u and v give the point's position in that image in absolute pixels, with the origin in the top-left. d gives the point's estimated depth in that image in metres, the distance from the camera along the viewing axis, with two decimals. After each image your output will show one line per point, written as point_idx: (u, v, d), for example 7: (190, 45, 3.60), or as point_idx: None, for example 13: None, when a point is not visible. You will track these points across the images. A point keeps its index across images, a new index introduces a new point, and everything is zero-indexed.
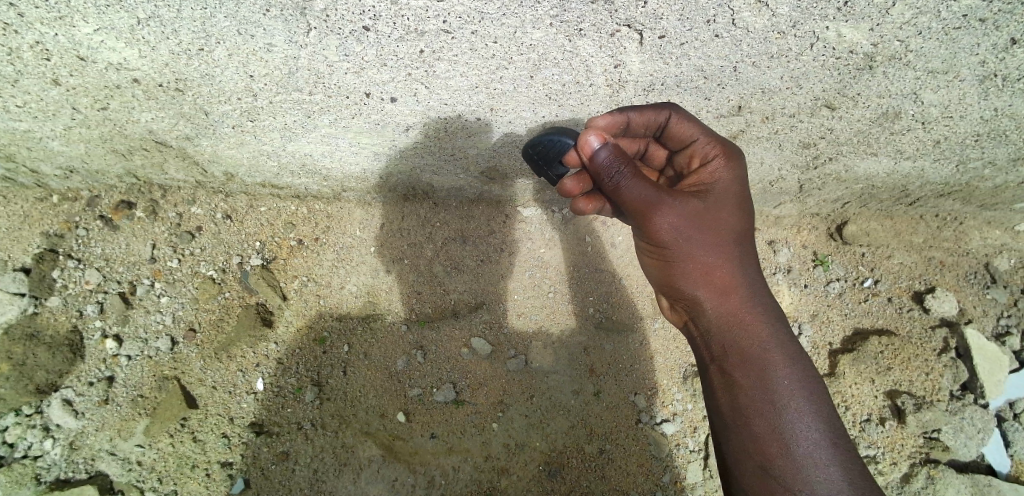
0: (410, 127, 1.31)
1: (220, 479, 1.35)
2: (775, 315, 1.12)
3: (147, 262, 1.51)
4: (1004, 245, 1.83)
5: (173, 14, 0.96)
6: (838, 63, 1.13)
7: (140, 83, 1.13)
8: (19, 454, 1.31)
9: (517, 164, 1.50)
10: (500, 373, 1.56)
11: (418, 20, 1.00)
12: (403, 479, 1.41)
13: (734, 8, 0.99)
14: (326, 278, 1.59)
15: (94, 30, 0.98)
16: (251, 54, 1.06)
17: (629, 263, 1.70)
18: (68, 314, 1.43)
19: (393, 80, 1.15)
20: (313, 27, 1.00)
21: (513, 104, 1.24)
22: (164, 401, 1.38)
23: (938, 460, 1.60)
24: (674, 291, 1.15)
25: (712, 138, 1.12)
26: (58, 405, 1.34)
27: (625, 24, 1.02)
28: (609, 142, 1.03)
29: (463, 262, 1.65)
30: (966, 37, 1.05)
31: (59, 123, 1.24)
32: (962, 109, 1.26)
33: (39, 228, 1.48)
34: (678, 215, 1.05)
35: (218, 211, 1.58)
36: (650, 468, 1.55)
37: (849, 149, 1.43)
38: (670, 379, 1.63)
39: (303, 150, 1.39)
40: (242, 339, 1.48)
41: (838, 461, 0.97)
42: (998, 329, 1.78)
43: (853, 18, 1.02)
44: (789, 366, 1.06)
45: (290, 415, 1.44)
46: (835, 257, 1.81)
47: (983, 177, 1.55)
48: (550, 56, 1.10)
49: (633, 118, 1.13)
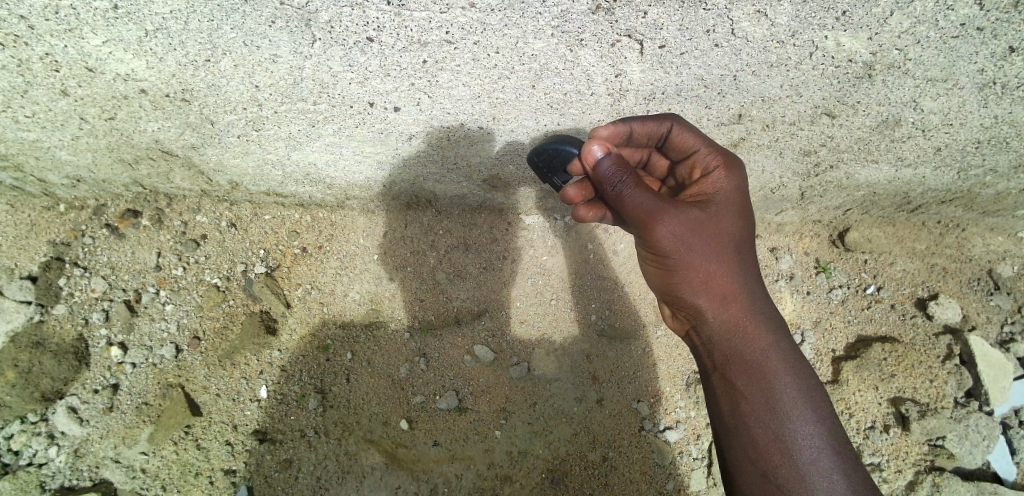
0: (413, 135, 1.32)
1: (222, 487, 1.35)
2: (777, 324, 1.12)
3: (152, 270, 1.53)
4: (1007, 251, 1.82)
5: (180, 26, 0.97)
6: (837, 71, 1.14)
7: (147, 93, 1.14)
8: (24, 461, 1.32)
9: (519, 173, 1.51)
10: (502, 380, 1.56)
11: (421, 31, 1.01)
12: (406, 487, 1.41)
13: (733, 18, 1.00)
14: (329, 286, 1.60)
15: (103, 41, 1.00)
16: (256, 65, 1.07)
17: (631, 270, 1.71)
18: (74, 321, 1.44)
19: (396, 90, 1.16)
20: (317, 38, 1.02)
21: (515, 113, 1.25)
22: (168, 408, 1.39)
23: (944, 468, 1.59)
24: (676, 299, 1.15)
25: (713, 149, 1.13)
26: (63, 412, 1.35)
27: (625, 34, 1.04)
28: (612, 153, 1.05)
29: (465, 269, 1.66)
30: (964, 45, 1.06)
31: (67, 133, 1.26)
32: (962, 116, 1.26)
33: (46, 237, 1.49)
34: (679, 224, 1.05)
35: (222, 220, 1.60)
36: (654, 476, 1.54)
37: (850, 156, 1.44)
38: (673, 386, 1.63)
39: (307, 159, 1.41)
40: (246, 347, 1.48)
41: (841, 469, 0.97)
42: (1002, 336, 1.78)
43: (852, 27, 1.03)
44: (791, 375, 1.06)
45: (293, 422, 1.44)
46: (837, 263, 1.81)
47: (985, 183, 1.56)
48: (551, 66, 1.11)
49: (635, 128, 1.16)
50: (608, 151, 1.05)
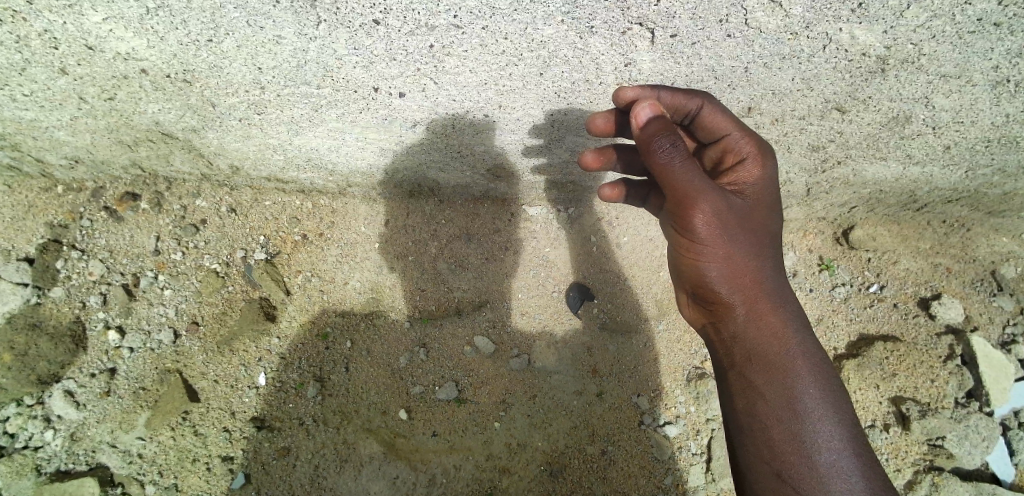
0: (417, 122, 1.30)
1: (220, 474, 1.34)
2: (801, 321, 1.11)
3: (151, 254, 1.51)
4: (1012, 252, 1.81)
5: (183, 4, 0.95)
6: (850, 65, 1.12)
7: (148, 73, 1.12)
8: (20, 444, 1.31)
9: (524, 162, 1.49)
10: (502, 372, 1.55)
11: (428, 15, 0.99)
12: (404, 476, 1.41)
13: (748, 7, 0.98)
14: (329, 274, 1.59)
15: (103, 18, 0.98)
16: (260, 45, 1.05)
17: (634, 263, 1.70)
18: (71, 305, 1.42)
19: (401, 75, 1.14)
20: (322, 20, 0.99)
21: (522, 102, 1.24)
22: (165, 394, 1.38)
23: (942, 468, 1.59)
24: (702, 289, 1.12)
25: (746, 134, 1.11)
26: (60, 395, 1.34)
27: (636, 22, 1.02)
28: (661, 116, 1.01)
29: (468, 260, 1.65)
30: (979, 41, 1.04)
31: (66, 113, 1.24)
32: (973, 114, 1.25)
33: (43, 218, 1.47)
34: (719, 207, 1.03)
35: (223, 205, 1.58)
36: (652, 470, 1.54)
37: (858, 152, 1.42)
38: (673, 381, 1.62)
39: (309, 145, 1.39)
40: (246, 334, 1.47)
41: (860, 472, 0.97)
42: (1003, 337, 1.77)
43: (867, 20, 1.01)
44: (814, 376, 1.05)
45: (292, 410, 1.44)
46: (840, 261, 1.80)
47: (992, 183, 1.55)
48: (560, 54, 1.09)
49: (664, 97, 1.12)
50: (657, 114, 1.01)
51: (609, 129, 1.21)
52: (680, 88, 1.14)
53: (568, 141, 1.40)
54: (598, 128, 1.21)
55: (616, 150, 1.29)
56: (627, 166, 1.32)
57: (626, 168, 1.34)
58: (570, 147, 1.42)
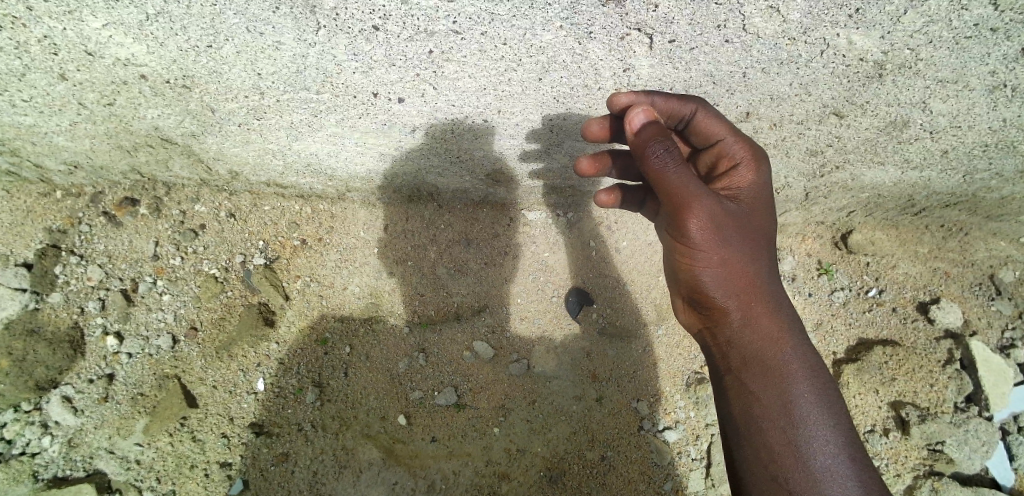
0: (416, 127, 1.31)
1: (218, 480, 1.33)
2: (797, 325, 1.11)
3: (150, 259, 1.51)
4: (1011, 256, 1.81)
5: (182, 10, 0.95)
6: (847, 70, 1.12)
7: (148, 79, 1.12)
8: (17, 450, 1.30)
9: (523, 167, 1.50)
10: (502, 377, 1.55)
11: (428, 20, 0.99)
12: (403, 482, 1.40)
13: (746, 13, 0.99)
14: (328, 279, 1.58)
15: (103, 24, 0.98)
16: (260, 51, 1.05)
17: (633, 268, 1.70)
18: (70, 310, 1.42)
19: (400, 81, 1.15)
20: (322, 25, 1.00)
21: (521, 107, 1.24)
22: (164, 400, 1.37)
23: (942, 473, 1.59)
24: (698, 294, 1.12)
25: (740, 139, 1.12)
26: (58, 401, 1.33)
27: (635, 28, 1.02)
28: (655, 122, 1.02)
29: (467, 264, 1.65)
30: (976, 46, 1.05)
31: (65, 118, 1.24)
32: (970, 119, 1.25)
33: (41, 223, 1.47)
34: (714, 212, 1.03)
35: (222, 210, 1.58)
36: (652, 475, 1.54)
37: (857, 157, 1.43)
38: (673, 386, 1.62)
39: (309, 150, 1.39)
40: (244, 339, 1.47)
41: (855, 476, 0.97)
42: (1003, 341, 1.77)
43: (865, 25, 1.01)
44: (810, 380, 1.05)
45: (291, 416, 1.43)
46: (839, 265, 1.80)
47: (990, 187, 1.55)
48: (559, 59, 1.10)
49: (657, 102, 1.12)
50: (651, 119, 1.01)
51: (604, 135, 1.21)
52: (674, 94, 1.14)
53: (566, 146, 1.40)
54: (594, 134, 1.21)
55: (612, 156, 1.30)
56: (623, 171, 1.32)
57: (622, 173, 1.34)
58: (569, 151, 1.43)
